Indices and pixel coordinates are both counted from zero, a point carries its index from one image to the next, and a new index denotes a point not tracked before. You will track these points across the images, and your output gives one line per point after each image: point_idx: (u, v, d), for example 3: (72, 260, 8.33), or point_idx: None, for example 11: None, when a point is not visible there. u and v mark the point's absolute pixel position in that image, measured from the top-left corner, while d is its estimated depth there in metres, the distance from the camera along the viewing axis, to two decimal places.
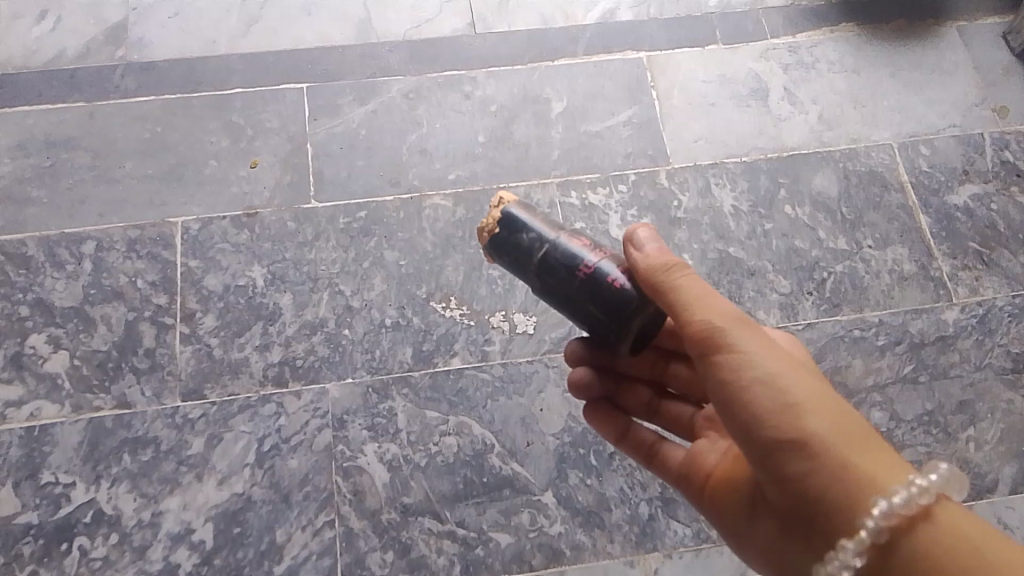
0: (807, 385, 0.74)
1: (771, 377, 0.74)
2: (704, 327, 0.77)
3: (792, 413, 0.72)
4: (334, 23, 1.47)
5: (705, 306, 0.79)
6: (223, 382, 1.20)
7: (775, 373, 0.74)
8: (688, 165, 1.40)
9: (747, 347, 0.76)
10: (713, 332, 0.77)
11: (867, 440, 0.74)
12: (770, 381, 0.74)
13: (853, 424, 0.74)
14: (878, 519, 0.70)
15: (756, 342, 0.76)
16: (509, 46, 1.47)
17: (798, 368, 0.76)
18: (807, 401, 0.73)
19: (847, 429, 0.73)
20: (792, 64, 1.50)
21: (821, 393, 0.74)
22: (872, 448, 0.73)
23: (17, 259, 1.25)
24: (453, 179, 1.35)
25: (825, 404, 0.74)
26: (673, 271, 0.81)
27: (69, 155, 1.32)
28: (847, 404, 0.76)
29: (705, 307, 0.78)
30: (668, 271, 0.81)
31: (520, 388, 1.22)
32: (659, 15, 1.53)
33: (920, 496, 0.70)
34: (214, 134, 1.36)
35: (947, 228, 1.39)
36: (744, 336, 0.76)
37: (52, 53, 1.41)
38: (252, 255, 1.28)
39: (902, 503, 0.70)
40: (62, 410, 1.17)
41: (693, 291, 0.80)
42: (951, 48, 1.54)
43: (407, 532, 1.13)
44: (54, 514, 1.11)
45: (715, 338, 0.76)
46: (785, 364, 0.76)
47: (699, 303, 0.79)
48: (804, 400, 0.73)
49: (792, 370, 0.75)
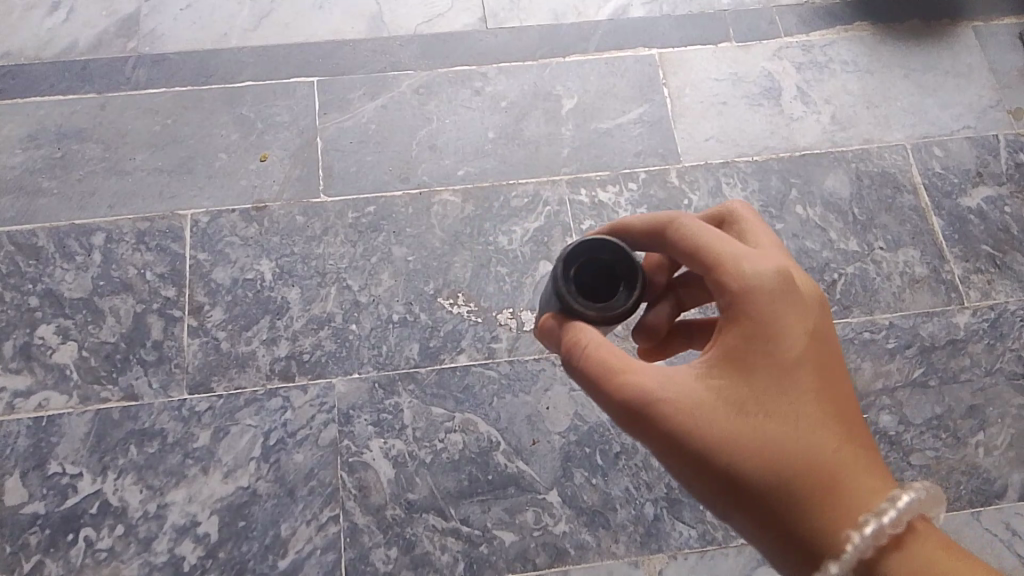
0: (748, 426, 0.69)
1: (706, 447, 0.69)
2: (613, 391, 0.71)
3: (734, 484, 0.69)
4: (345, 18, 1.47)
5: (617, 360, 0.71)
6: (230, 376, 1.20)
7: (696, 426, 0.69)
8: (699, 165, 1.39)
9: (675, 420, 0.69)
10: (638, 408, 0.70)
11: (817, 470, 0.68)
12: (723, 462, 0.69)
13: (793, 462, 0.68)
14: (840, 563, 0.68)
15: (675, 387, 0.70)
16: (521, 42, 1.47)
17: (736, 406, 0.69)
18: (749, 468, 0.68)
19: (795, 487, 0.68)
20: (805, 64, 1.49)
21: (750, 433, 0.69)
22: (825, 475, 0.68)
23: (28, 250, 1.25)
24: (462, 175, 1.35)
25: (752, 451, 0.68)
26: (572, 349, 0.73)
27: (80, 147, 1.32)
28: (800, 454, 0.68)
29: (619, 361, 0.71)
30: (581, 342, 0.72)
31: (527, 387, 1.22)
32: (672, 12, 1.52)
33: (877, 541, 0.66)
34: (224, 127, 1.36)
35: (960, 231, 1.37)
36: (669, 406, 0.69)
37: (65, 44, 1.41)
38: (260, 249, 1.28)
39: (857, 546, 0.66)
40: (70, 401, 1.17)
41: (606, 362, 0.71)
42: (967, 49, 1.52)
43: (411, 528, 1.13)
44: (61, 504, 1.12)
45: (642, 413, 0.70)
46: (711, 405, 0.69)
47: (616, 369, 0.71)
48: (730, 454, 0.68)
49: (712, 418, 0.69)
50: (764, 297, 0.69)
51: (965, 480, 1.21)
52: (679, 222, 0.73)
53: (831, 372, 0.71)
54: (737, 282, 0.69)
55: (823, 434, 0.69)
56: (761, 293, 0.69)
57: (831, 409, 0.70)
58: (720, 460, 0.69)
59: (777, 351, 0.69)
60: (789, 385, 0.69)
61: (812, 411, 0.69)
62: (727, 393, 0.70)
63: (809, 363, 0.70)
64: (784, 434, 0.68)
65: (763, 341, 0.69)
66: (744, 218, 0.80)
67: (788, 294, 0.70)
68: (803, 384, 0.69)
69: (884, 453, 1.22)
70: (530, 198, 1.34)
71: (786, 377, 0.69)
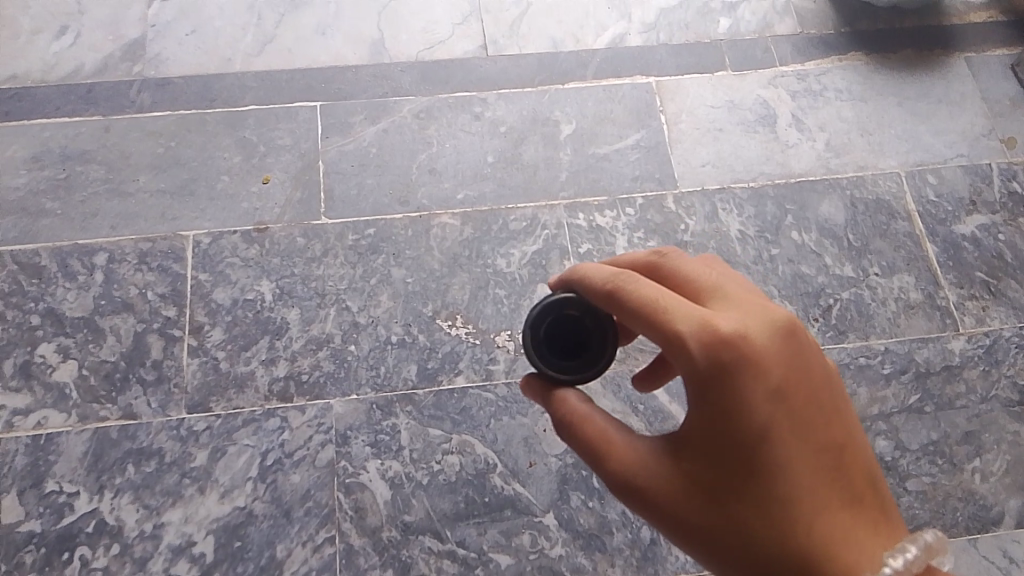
0: (730, 501, 0.67)
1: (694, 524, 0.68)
2: (598, 471, 0.71)
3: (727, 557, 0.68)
4: (348, 43, 1.49)
5: (595, 440, 0.70)
6: (229, 396, 1.20)
7: (677, 508, 0.68)
8: (696, 190, 1.41)
9: (660, 498, 0.68)
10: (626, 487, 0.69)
11: (803, 538, 0.66)
12: (710, 535, 0.67)
13: (775, 530, 0.66)
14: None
15: (656, 466, 0.69)
16: (520, 69, 1.49)
17: (717, 478, 0.67)
18: (737, 540, 0.67)
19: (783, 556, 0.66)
20: (800, 92, 1.51)
21: (732, 511, 0.67)
22: (811, 543, 0.66)
23: (30, 269, 1.26)
24: (461, 199, 1.37)
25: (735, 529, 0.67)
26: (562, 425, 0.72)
27: (84, 168, 1.34)
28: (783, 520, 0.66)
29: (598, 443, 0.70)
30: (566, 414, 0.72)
31: (524, 409, 1.22)
32: (669, 40, 1.55)
33: None
34: (226, 150, 1.38)
35: (954, 258, 1.39)
36: (654, 486, 0.68)
37: (71, 67, 1.43)
38: (261, 270, 1.29)
39: None
40: (68, 420, 1.17)
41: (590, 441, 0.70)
42: (960, 78, 1.55)
43: (407, 550, 1.13)
44: (56, 524, 1.12)
45: (631, 492, 0.69)
46: (690, 483, 0.68)
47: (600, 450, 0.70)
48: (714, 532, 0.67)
49: (692, 497, 0.67)
50: (723, 378, 0.63)
51: (961, 506, 1.21)
52: (622, 284, 0.65)
53: (813, 430, 0.67)
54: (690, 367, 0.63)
55: (806, 496, 0.66)
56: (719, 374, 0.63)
57: (813, 472, 0.67)
58: (707, 534, 0.67)
59: (747, 431, 0.65)
60: (766, 459, 0.65)
61: (794, 480, 0.66)
62: (704, 472, 0.67)
63: (784, 430, 0.65)
64: (767, 507, 0.66)
65: (731, 418, 0.65)
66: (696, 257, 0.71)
67: (750, 369, 0.63)
68: (781, 452, 0.65)
69: None
70: (528, 222, 1.35)
71: (761, 453, 0.65)
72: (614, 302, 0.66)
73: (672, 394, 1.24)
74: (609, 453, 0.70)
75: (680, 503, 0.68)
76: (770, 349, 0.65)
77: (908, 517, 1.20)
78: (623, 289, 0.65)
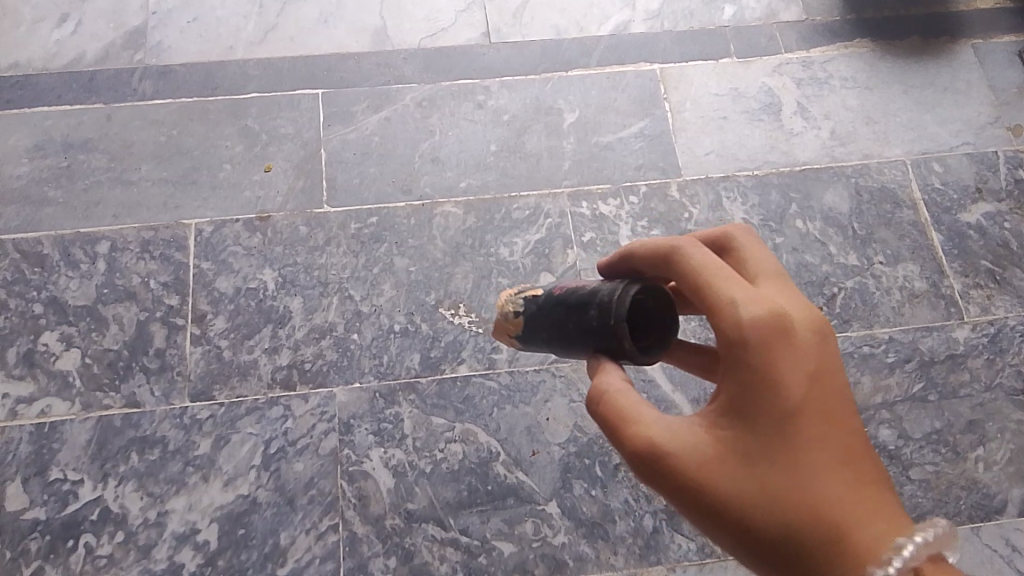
0: (755, 472, 0.64)
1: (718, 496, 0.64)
2: (620, 444, 0.68)
3: (748, 532, 0.64)
4: (350, 32, 1.48)
5: (625, 410, 0.67)
6: (232, 384, 1.20)
7: (699, 479, 0.65)
8: (699, 179, 1.40)
9: (684, 467, 0.65)
10: (650, 458, 0.66)
11: (822, 515, 0.63)
12: (732, 507, 0.64)
13: (799, 503, 0.63)
14: None
15: (680, 436, 0.66)
16: (522, 57, 1.49)
17: (743, 447, 0.64)
18: (760, 514, 0.64)
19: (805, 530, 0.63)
20: (805, 80, 1.50)
21: (754, 483, 0.64)
22: (835, 519, 0.62)
23: (33, 258, 1.26)
24: (464, 188, 1.36)
25: (756, 502, 0.64)
26: (599, 398, 0.69)
27: (87, 157, 1.34)
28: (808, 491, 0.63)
29: (624, 413, 0.67)
30: (606, 385, 0.69)
31: (527, 398, 1.22)
32: (673, 28, 1.54)
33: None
34: (229, 139, 1.37)
35: (959, 247, 1.38)
36: (679, 455, 0.65)
37: (72, 55, 1.43)
38: (264, 259, 1.28)
39: None
40: (72, 408, 1.18)
41: (621, 412, 0.68)
42: (966, 66, 1.54)
43: (411, 538, 1.13)
44: (61, 511, 1.12)
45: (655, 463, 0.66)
46: (716, 454, 0.65)
47: (630, 419, 0.67)
48: (732, 506, 0.64)
49: (718, 467, 0.65)
50: (759, 344, 0.62)
51: (964, 495, 1.21)
52: (681, 251, 0.66)
53: (840, 406, 0.65)
54: (731, 331, 0.62)
55: (830, 471, 0.63)
56: (756, 341, 0.62)
57: (840, 446, 0.64)
58: (729, 505, 0.64)
59: (777, 400, 0.63)
60: (794, 430, 0.63)
61: (819, 454, 0.64)
62: (728, 443, 0.65)
63: (813, 401, 0.63)
64: (791, 477, 0.63)
65: (763, 386, 0.63)
66: (741, 243, 0.71)
67: (790, 336, 0.63)
68: (810, 423, 0.63)
69: (883, 467, 1.22)
70: (531, 211, 1.35)
71: (789, 424, 0.63)
72: (670, 266, 0.67)
73: (675, 382, 1.24)
74: (634, 423, 0.67)
75: (705, 472, 0.65)
76: (806, 322, 0.64)
77: (911, 505, 1.20)
78: (681, 251, 0.66)
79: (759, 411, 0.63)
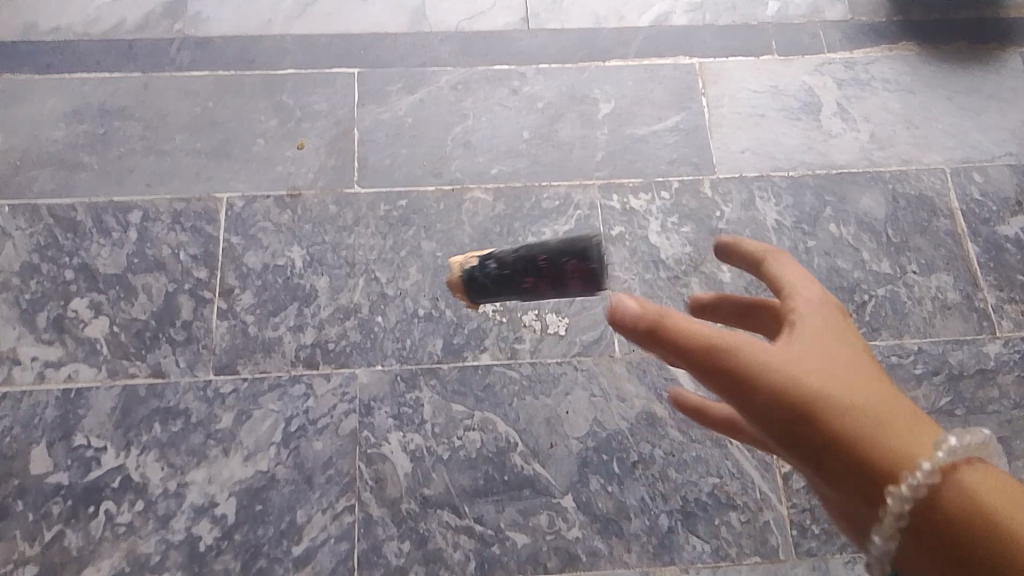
0: (814, 366, 0.61)
1: (781, 379, 0.60)
2: (674, 343, 0.63)
3: (809, 416, 0.59)
4: (387, 10, 1.47)
5: (681, 315, 0.64)
6: (256, 359, 1.21)
7: (762, 364, 0.61)
8: (733, 176, 1.38)
9: (749, 351, 0.62)
10: (710, 345, 0.62)
11: (889, 414, 0.58)
12: (799, 394, 0.60)
13: (866, 396, 0.59)
14: (934, 463, 0.54)
15: (742, 335, 0.63)
16: (560, 43, 1.47)
17: (804, 349, 0.63)
18: (821, 398, 0.59)
19: (871, 413, 0.58)
20: (847, 80, 1.47)
21: (822, 374, 0.61)
22: (893, 415, 0.58)
23: (65, 224, 1.27)
24: (494, 174, 1.35)
25: (823, 394, 0.59)
26: (667, 316, 0.64)
27: (121, 125, 1.34)
28: (874, 391, 0.60)
29: (679, 312, 0.64)
30: (668, 314, 0.64)
31: (548, 390, 1.22)
32: (715, 21, 1.51)
33: (954, 451, 0.54)
34: (262, 113, 1.37)
35: (996, 260, 1.35)
36: (740, 341, 0.62)
37: (112, 22, 1.43)
38: (292, 236, 1.29)
39: (945, 453, 0.54)
40: (99, 375, 1.19)
41: (678, 315, 0.64)
42: (1013, 74, 1.50)
43: (425, 523, 1.14)
44: (84, 476, 1.14)
45: (714, 350, 0.62)
46: (783, 351, 0.63)
47: (690, 321, 0.64)
48: (796, 392, 0.60)
49: (786, 360, 0.62)
50: (827, 303, 0.69)
51: None
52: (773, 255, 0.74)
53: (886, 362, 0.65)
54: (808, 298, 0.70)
55: (887, 385, 0.61)
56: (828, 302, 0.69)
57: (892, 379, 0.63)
58: (797, 394, 0.60)
59: (833, 326, 0.66)
60: (852, 349, 0.64)
61: (875, 371, 0.62)
62: (794, 347, 0.64)
63: (864, 342, 0.66)
64: (850, 378, 0.61)
65: (820, 319, 0.67)
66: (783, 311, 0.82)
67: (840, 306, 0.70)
68: (864, 352, 0.65)
69: None
70: (560, 201, 1.34)
71: (847, 344, 0.65)
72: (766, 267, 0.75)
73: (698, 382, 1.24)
74: (689, 321, 0.64)
75: (772, 359, 0.61)
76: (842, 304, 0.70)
77: None
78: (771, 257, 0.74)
79: (813, 328, 0.66)
